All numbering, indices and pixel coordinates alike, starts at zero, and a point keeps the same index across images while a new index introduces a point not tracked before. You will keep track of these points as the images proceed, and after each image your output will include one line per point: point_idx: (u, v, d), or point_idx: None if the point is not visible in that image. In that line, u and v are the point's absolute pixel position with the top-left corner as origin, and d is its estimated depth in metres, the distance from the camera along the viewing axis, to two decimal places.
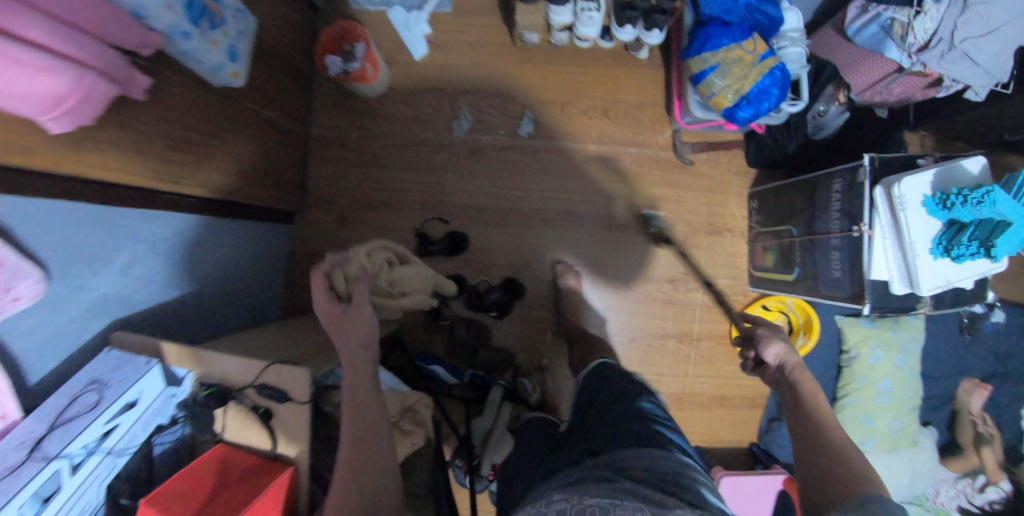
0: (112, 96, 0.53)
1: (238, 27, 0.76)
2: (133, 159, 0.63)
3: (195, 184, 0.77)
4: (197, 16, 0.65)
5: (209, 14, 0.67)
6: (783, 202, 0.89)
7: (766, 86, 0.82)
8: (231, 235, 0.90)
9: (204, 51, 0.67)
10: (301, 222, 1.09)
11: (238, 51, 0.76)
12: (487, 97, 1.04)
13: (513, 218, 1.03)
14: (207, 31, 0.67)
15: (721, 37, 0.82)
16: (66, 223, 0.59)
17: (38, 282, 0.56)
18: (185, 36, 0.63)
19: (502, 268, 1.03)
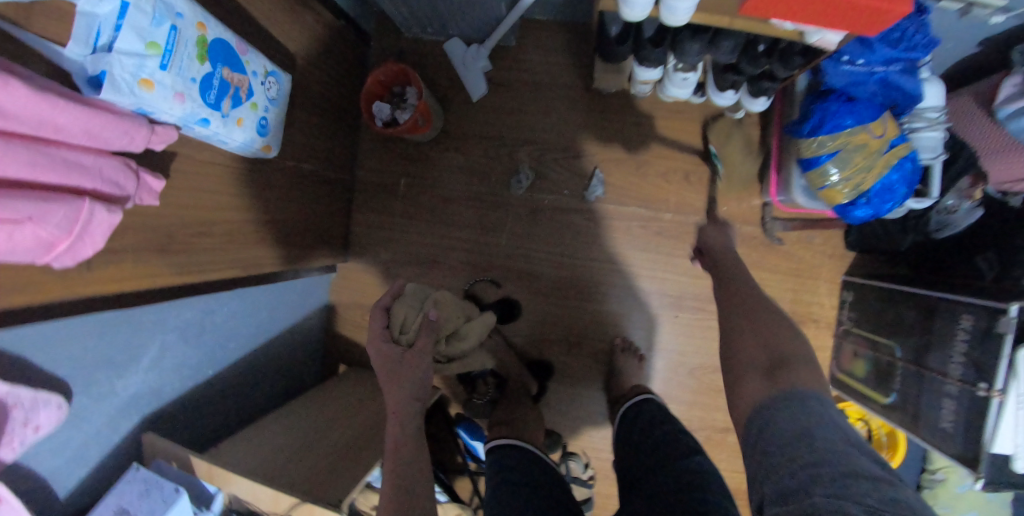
0: (115, 216, 0.46)
1: (270, 93, 0.67)
2: (156, 259, 0.55)
3: (230, 265, 0.68)
4: (218, 96, 0.56)
5: (233, 87, 0.59)
6: (886, 310, 0.78)
7: (893, 182, 0.70)
8: (268, 297, 0.84)
9: (229, 133, 0.59)
10: (347, 269, 1.02)
11: (269, 123, 0.67)
12: (550, 151, 0.93)
13: (557, 288, 0.96)
14: (230, 110, 0.58)
15: (845, 116, 0.68)
16: (89, 340, 0.53)
17: (61, 411, 0.49)
18: (204, 122, 0.54)
19: (557, 340, 0.97)
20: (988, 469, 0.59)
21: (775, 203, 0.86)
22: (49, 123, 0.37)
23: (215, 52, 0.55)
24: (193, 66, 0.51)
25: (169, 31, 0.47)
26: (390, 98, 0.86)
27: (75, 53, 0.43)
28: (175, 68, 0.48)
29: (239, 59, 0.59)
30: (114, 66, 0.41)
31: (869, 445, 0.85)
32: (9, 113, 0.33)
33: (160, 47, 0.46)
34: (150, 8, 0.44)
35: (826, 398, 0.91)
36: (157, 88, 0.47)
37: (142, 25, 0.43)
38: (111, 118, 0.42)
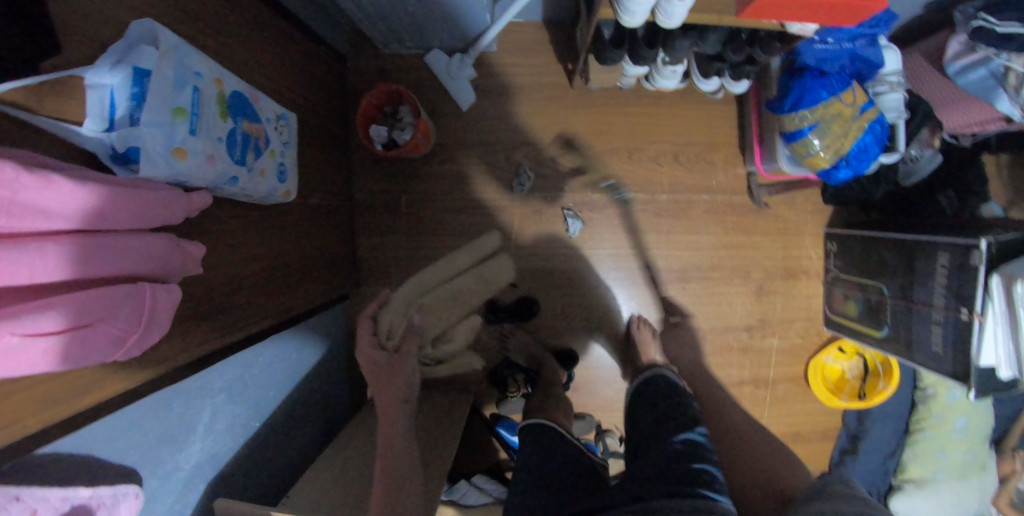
0: (174, 294, 0.46)
1: (283, 138, 0.69)
2: (198, 329, 0.54)
3: (261, 315, 0.67)
4: (242, 150, 0.58)
5: (254, 140, 0.60)
6: (870, 255, 0.87)
7: (867, 144, 0.78)
8: (297, 340, 0.83)
9: (256, 185, 0.61)
10: (357, 297, 0.98)
11: (287, 168, 0.70)
12: (545, 149, 0.93)
13: (566, 279, 0.95)
14: (254, 162, 0.60)
15: (820, 90, 0.74)
16: (145, 421, 0.53)
17: (139, 501, 0.51)
18: (234, 179, 0.56)
19: (581, 329, 0.96)
20: (979, 382, 0.69)
21: (762, 172, 0.91)
22: (93, 214, 0.37)
23: (235, 105, 0.57)
24: (218, 124, 0.53)
25: (191, 94, 0.49)
26: (383, 119, 0.85)
27: (93, 130, 0.40)
28: (202, 131, 0.50)
29: (256, 108, 0.61)
30: (145, 139, 0.43)
31: (866, 375, 0.98)
32: (51, 211, 0.33)
33: (185, 112, 0.48)
34: (171, 75, 0.46)
35: (824, 340, 1.01)
36: (190, 154, 0.48)
37: (166, 93, 0.45)
38: (148, 196, 0.43)
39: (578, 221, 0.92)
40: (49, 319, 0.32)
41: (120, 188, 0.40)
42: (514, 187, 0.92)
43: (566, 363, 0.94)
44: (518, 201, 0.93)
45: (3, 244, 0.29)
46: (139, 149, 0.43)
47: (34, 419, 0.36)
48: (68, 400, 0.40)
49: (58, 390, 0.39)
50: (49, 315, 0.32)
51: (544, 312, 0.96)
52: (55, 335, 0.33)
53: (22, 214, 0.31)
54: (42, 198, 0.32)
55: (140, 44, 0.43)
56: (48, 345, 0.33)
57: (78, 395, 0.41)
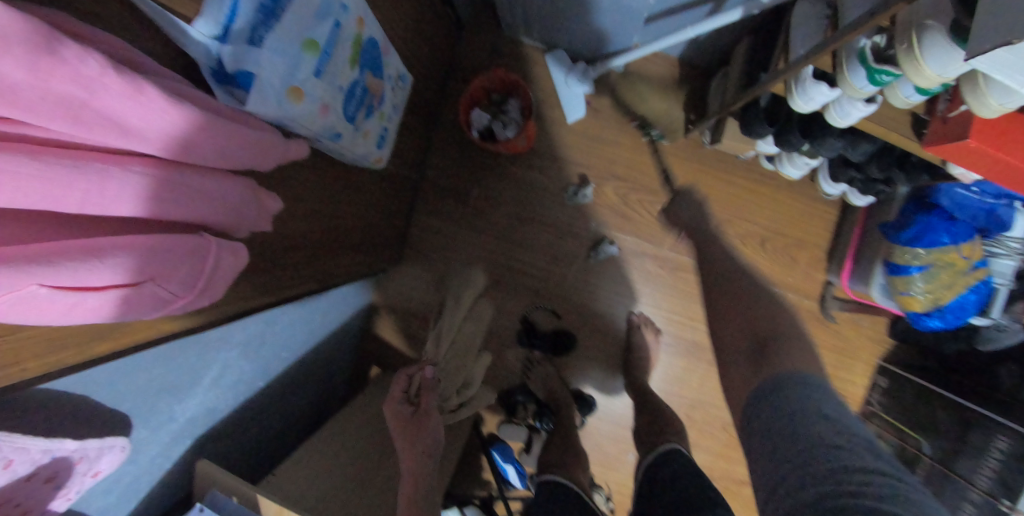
0: (238, 257, 0.38)
1: (393, 102, 0.63)
2: (245, 284, 0.47)
3: (308, 278, 0.60)
4: (355, 106, 0.52)
5: (368, 98, 0.55)
6: (922, 408, 0.84)
7: (967, 302, 0.74)
8: (326, 304, 0.76)
9: (352, 145, 0.56)
10: (391, 275, 0.91)
11: (387, 135, 0.65)
12: (636, 190, 0.86)
13: (605, 324, 0.89)
14: (362, 122, 0.55)
15: (941, 233, 0.69)
16: (161, 366, 0.46)
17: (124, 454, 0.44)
18: (336, 135, 0.51)
19: (607, 379, 0.90)
20: None
21: (845, 289, 0.86)
22: (184, 145, 0.28)
23: (365, 53, 0.51)
24: (346, 70, 0.48)
25: (331, 30, 0.42)
26: (488, 105, 0.78)
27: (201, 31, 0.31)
28: (327, 76, 0.44)
29: (381, 62, 0.55)
30: (263, 66, 0.35)
31: None
32: (134, 131, 0.24)
33: (318, 46, 0.41)
34: (318, 2, 0.39)
35: None
36: (306, 96, 0.42)
37: (306, 20, 0.39)
38: (245, 135, 0.34)
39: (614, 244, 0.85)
40: (87, 273, 0.23)
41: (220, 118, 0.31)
42: (566, 193, 0.85)
43: (581, 410, 0.86)
44: (589, 235, 0.86)
45: (62, 161, 0.21)
46: (253, 76, 0.35)
47: (35, 361, 0.28)
48: (87, 346, 0.33)
49: (79, 336, 0.31)
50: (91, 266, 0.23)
51: (577, 352, 0.90)
52: (93, 293, 0.24)
53: (102, 127, 0.22)
54: (128, 111, 0.23)
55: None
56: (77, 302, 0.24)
57: (102, 335, 0.33)
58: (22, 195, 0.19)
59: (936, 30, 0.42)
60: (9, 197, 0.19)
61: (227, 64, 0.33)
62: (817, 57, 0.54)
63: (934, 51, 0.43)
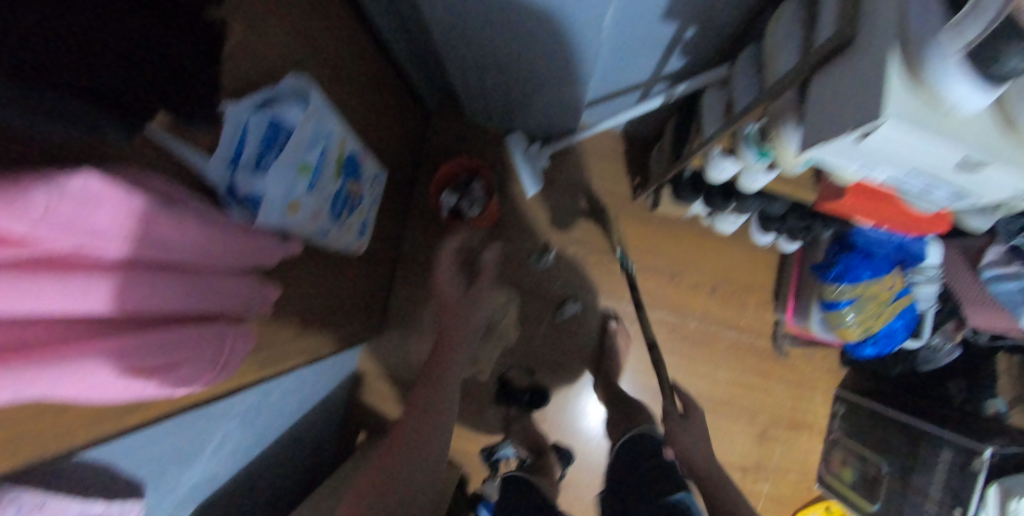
0: (244, 338, 0.46)
1: (373, 194, 0.74)
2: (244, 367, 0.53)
3: (293, 356, 0.66)
4: (340, 206, 0.62)
5: (351, 198, 0.65)
6: (877, 432, 0.90)
7: (895, 328, 0.84)
8: (315, 374, 0.82)
9: (339, 237, 0.65)
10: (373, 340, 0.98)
11: (368, 224, 0.75)
12: (592, 250, 0.96)
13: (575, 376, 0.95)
14: (346, 218, 0.65)
15: (864, 269, 0.78)
16: (169, 439, 0.50)
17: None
18: (324, 232, 0.61)
19: (583, 428, 0.96)
20: None
21: (791, 326, 0.93)
22: (204, 252, 0.36)
23: (347, 165, 0.61)
24: (331, 182, 0.58)
25: (319, 153, 0.53)
26: (456, 185, 0.87)
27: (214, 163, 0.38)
28: (316, 188, 0.55)
29: (361, 167, 0.66)
30: (267, 187, 0.45)
31: None
32: (172, 247, 0.31)
33: (309, 170, 0.52)
34: (308, 135, 0.49)
35: (812, 496, 1.01)
36: (300, 208, 0.53)
37: (300, 150, 0.49)
38: (248, 239, 0.42)
39: (576, 303, 0.94)
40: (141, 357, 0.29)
41: (229, 227, 0.39)
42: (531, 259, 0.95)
43: (561, 460, 0.92)
44: (555, 294, 0.95)
45: (122, 273, 0.27)
46: (262, 195, 0.45)
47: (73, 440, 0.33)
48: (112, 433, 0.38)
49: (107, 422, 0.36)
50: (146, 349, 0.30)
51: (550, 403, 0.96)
52: (138, 374, 0.30)
53: (149, 247, 0.29)
54: (169, 232, 0.31)
55: (291, 103, 0.45)
56: (131, 382, 0.30)
57: (127, 412, 0.38)
58: (112, 300, 0.26)
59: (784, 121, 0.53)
60: (93, 302, 0.25)
61: (242, 187, 0.43)
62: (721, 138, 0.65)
63: (788, 138, 0.54)
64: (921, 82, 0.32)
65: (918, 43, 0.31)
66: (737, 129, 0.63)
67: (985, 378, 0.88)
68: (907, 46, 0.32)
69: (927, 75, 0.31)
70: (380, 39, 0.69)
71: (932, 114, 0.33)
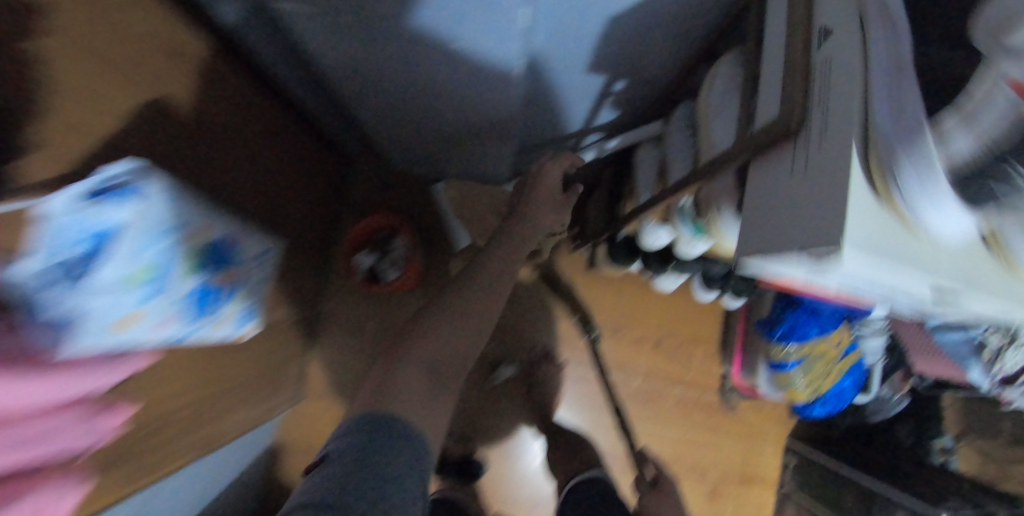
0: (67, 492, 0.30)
1: (259, 275, 0.65)
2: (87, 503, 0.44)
3: (167, 463, 0.56)
4: (202, 303, 0.52)
5: (223, 290, 0.56)
6: (829, 489, 0.87)
7: (844, 387, 0.81)
8: (215, 463, 0.71)
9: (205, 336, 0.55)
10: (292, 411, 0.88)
11: (255, 310, 0.65)
12: (530, 305, 0.89)
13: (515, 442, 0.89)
14: (215, 314, 0.55)
15: (809, 329, 0.74)
16: None
17: None
18: (182, 335, 0.50)
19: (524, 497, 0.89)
20: None
21: (738, 382, 0.88)
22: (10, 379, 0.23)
23: (207, 254, 0.52)
24: (183, 281, 0.46)
25: (177, 252, 0.43)
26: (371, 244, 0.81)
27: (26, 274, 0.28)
28: (174, 293, 0.42)
29: (238, 253, 0.57)
30: (100, 306, 0.33)
31: None
32: None
33: (148, 273, 0.38)
34: (164, 231, 0.40)
35: None
36: (140, 321, 0.38)
37: (152, 251, 0.38)
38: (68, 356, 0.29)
39: (511, 366, 0.87)
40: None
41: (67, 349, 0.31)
42: None
43: None
44: (489, 355, 0.89)
45: None
46: (86, 314, 0.32)
47: None
48: None
49: None
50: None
51: (489, 471, 0.88)
52: None
53: None
54: None
55: (118, 198, 0.33)
56: None
57: None
58: None
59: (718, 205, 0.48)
60: None
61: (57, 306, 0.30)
62: (654, 209, 0.59)
63: (723, 222, 0.48)
64: (894, 198, 0.23)
65: (894, 144, 0.23)
66: (670, 205, 0.58)
67: (931, 421, 0.87)
68: (885, 143, 0.23)
69: (897, 190, 0.23)
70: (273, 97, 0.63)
71: (897, 235, 0.25)
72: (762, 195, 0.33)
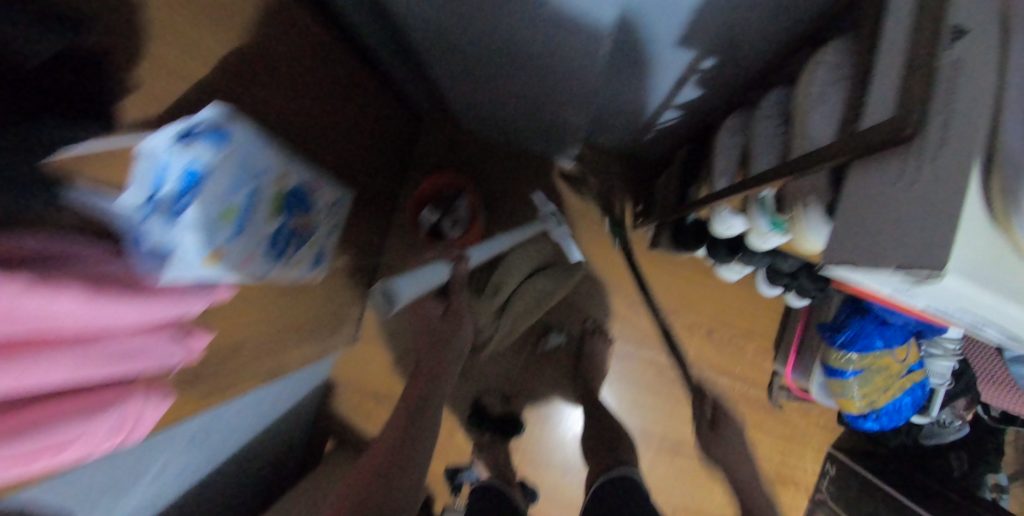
0: (157, 401, 0.41)
1: (330, 222, 0.69)
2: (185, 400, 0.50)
3: (237, 382, 0.60)
4: (284, 243, 0.57)
5: (298, 233, 0.60)
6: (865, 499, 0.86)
7: (903, 404, 0.77)
8: (277, 391, 0.80)
9: (285, 274, 0.60)
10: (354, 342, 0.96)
11: (325, 251, 0.70)
12: (583, 279, 0.90)
13: (554, 409, 0.92)
14: (293, 254, 0.60)
15: (875, 340, 0.73)
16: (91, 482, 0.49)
17: None
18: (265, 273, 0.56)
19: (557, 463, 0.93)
20: None
21: (789, 382, 0.87)
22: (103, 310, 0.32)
23: (287, 200, 0.55)
24: (259, 223, 0.50)
25: (251, 194, 0.47)
26: (438, 200, 0.82)
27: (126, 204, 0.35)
28: (248, 233, 0.48)
29: (312, 198, 0.60)
30: (182, 238, 0.40)
31: None
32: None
33: (235, 214, 0.45)
34: (237, 175, 0.44)
35: None
36: (225, 257, 0.46)
37: (222, 194, 0.43)
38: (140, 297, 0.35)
39: (560, 334, 0.90)
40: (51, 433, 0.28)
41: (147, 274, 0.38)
42: None
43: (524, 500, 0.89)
44: (538, 323, 0.91)
45: None
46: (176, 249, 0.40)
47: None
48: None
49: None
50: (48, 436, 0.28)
51: (525, 431, 0.93)
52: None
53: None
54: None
55: (204, 140, 0.38)
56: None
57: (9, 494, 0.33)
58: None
59: (808, 204, 0.46)
60: None
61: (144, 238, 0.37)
62: (733, 196, 0.56)
63: (808, 224, 0.47)
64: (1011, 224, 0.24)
65: (1014, 155, 0.23)
66: (750, 193, 0.55)
67: (990, 452, 0.83)
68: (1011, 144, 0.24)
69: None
70: (365, 49, 0.66)
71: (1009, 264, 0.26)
72: (856, 198, 0.32)
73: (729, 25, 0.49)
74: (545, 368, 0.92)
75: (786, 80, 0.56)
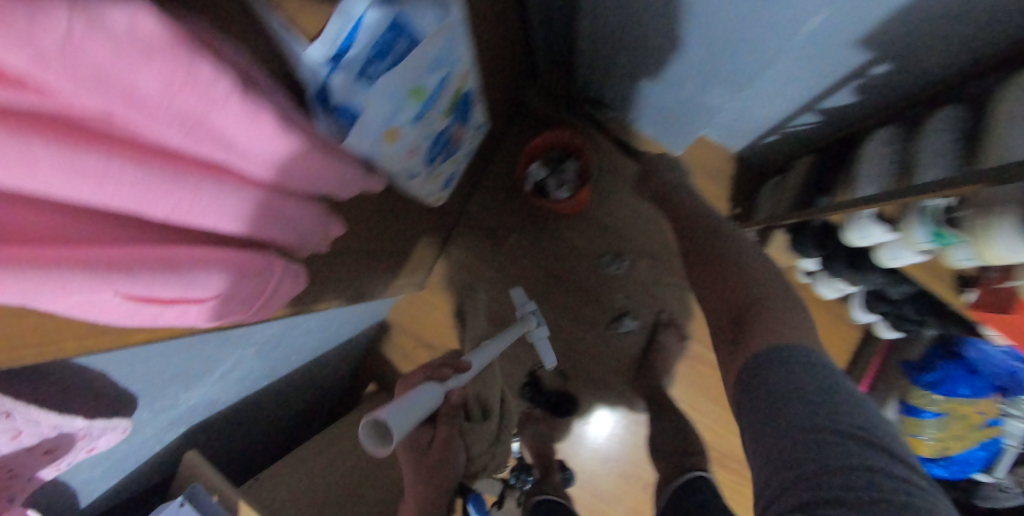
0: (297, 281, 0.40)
1: (467, 148, 0.68)
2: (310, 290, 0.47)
3: (335, 295, 0.54)
4: (439, 147, 0.54)
5: (449, 141, 0.57)
6: None
7: (975, 458, 0.74)
8: (349, 317, 0.77)
9: (426, 183, 0.58)
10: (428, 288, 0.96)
11: (453, 178, 0.70)
12: (666, 273, 0.91)
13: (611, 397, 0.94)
14: (438, 163, 0.58)
15: (964, 386, 0.72)
16: (174, 358, 0.45)
17: (121, 436, 0.46)
18: (414, 175, 0.53)
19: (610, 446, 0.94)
20: None
21: None
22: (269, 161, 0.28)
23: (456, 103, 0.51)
24: (431, 117, 0.46)
25: (438, 81, 0.43)
26: (548, 159, 0.81)
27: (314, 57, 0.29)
28: (423, 122, 0.45)
29: (471, 110, 0.57)
30: (368, 105, 0.36)
31: None
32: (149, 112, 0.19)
33: (421, 96, 0.41)
34: (434, 54, 0.39)
35: None
36: (398, 139, 0.42)
37: (415, 72, 0.38)
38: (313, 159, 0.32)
39: (635, 320, 0.90)
40: (189, 282, 0.27)
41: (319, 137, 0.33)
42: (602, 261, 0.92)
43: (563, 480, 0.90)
44: (615, 305, 0.92)
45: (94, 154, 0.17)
46: (357, 112, 0.36)
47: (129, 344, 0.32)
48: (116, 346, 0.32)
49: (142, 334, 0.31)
50: (185, 287, 0.26)
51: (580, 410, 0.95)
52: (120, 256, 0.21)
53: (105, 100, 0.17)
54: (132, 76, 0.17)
55: (427, 5, 0.34)
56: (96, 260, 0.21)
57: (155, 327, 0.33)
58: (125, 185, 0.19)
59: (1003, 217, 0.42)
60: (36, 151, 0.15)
61: (336, 92, 0.32)
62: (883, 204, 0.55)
63: (997, 237, 0.43)
64: None
65: None
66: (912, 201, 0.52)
67: None
68: None
69: None
70: None
71: None
72: None
73: (925, 33, 0.47)
74: (610, 354, 0.92)
75: (960, 99, 0.54)
